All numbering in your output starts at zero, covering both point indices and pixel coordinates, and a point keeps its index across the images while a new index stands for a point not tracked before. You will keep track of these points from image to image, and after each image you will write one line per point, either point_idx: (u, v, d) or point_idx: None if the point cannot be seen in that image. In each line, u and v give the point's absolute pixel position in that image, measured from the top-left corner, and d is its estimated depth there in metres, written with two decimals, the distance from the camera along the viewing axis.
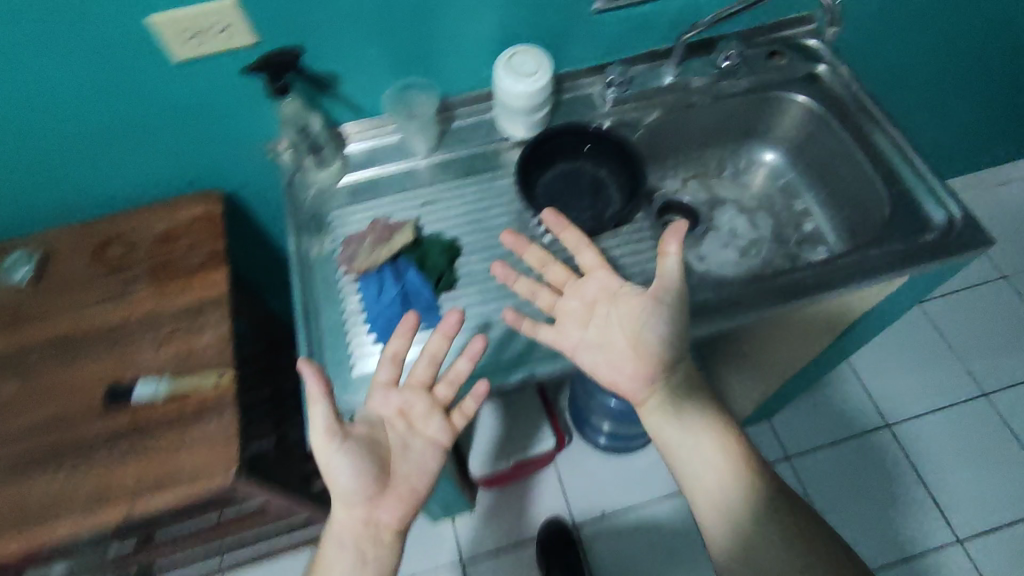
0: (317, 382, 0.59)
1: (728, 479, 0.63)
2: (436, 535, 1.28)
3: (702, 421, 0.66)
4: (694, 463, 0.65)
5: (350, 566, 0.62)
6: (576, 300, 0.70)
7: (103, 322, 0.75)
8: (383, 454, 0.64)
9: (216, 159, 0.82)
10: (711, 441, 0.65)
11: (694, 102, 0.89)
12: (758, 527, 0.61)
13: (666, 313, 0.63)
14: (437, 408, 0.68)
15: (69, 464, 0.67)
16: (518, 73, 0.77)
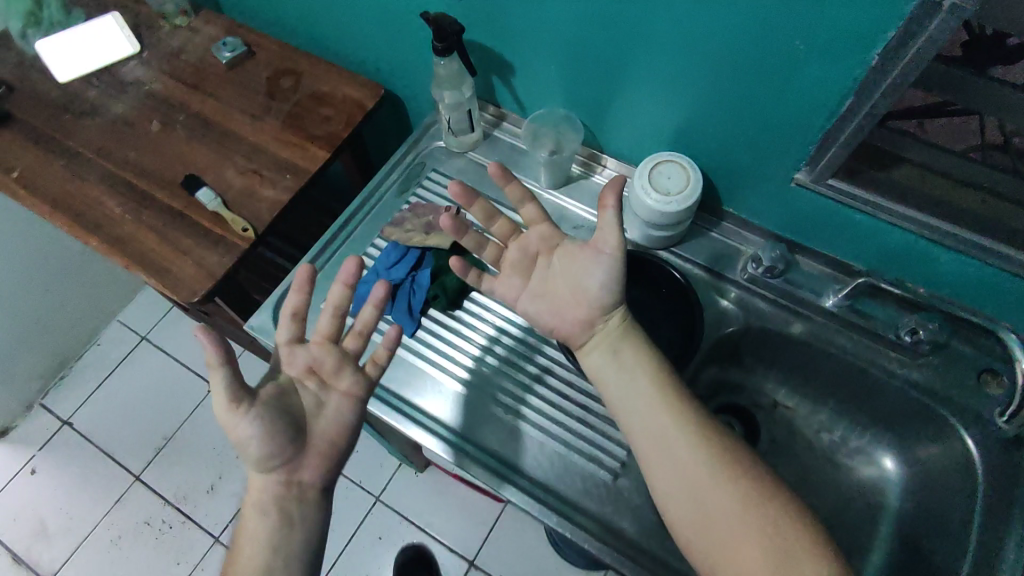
0: (212, 349, 0.52)
1: (673, 428, 0.55)
2: (375, 463, 1.43)
3: (640, 359, 0.59)
4: (641, 410, 0.57)
5: (271, 528, 0.55)
6: (518, 251, 0.64)
7: (231, 127, 0.88)
8: (298, 413, 0.58)
9: (393, 63, 0.88)
10: (654, 380, 0.58)
11: (838, 344, 0.71)
12: (713, 471, 0.53)
13: (609, 264, 0.57)
14: (348, 361, 0.62)
15: (130, 204, 0.82)
16: (658, 183, 0.68)
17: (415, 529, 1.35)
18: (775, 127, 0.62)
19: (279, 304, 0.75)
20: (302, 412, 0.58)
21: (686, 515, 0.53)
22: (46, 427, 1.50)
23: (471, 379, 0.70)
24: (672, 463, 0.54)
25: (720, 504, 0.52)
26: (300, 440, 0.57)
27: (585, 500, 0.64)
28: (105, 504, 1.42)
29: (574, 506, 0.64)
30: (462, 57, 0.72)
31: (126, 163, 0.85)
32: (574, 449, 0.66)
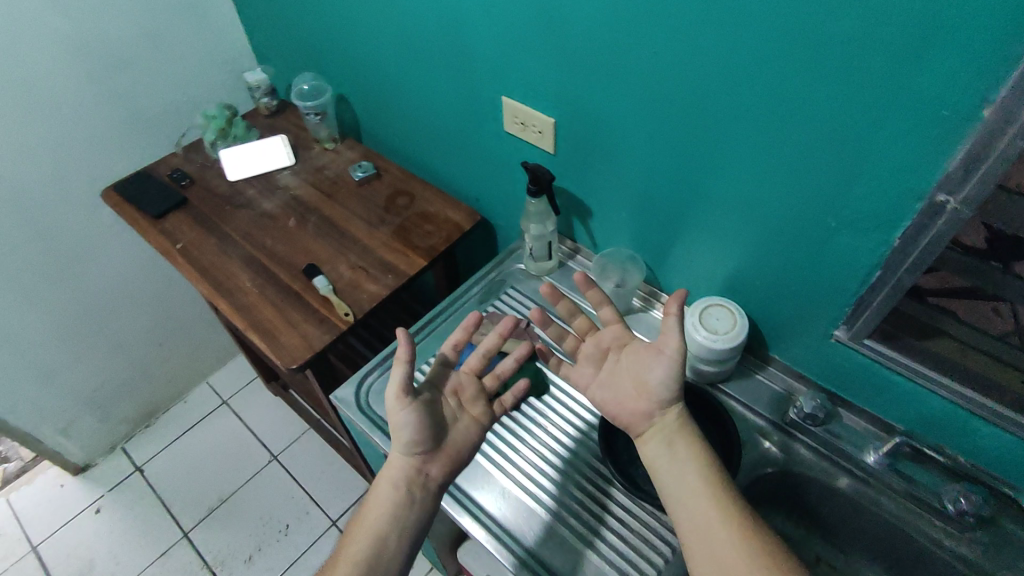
0: (405, 347, 0.65)
1: (727, 523, 0.56)
2: None
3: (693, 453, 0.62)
4: (694, 502, 0.59)
5: (394, 506, 0.65)
6: (592, 346, 0.73)
7: (351, 230, 1.06)
8: (441, 419, 0.70)
9: (491, 196, 1.05)
10: (708, 476, 0.60)
11: (881, 501, 0.73)
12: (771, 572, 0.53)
13: (668, 364, 0.63)
14: (482, 396, 0.75)
15: (259, 280, 0.99)
16: (706, 323, 0.76)
17: None
18: (814, 287, 0.70)
19: (363, 380, 0.86)
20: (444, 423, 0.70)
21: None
22: (121, 470, 1.63)
23: (520, 476, 0.76)
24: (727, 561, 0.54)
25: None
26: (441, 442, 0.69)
27: None
28: (150, 555, 1.48)
29: None
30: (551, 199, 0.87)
31: (264, 248, 1.04)
32: (612, 566, 0.69)
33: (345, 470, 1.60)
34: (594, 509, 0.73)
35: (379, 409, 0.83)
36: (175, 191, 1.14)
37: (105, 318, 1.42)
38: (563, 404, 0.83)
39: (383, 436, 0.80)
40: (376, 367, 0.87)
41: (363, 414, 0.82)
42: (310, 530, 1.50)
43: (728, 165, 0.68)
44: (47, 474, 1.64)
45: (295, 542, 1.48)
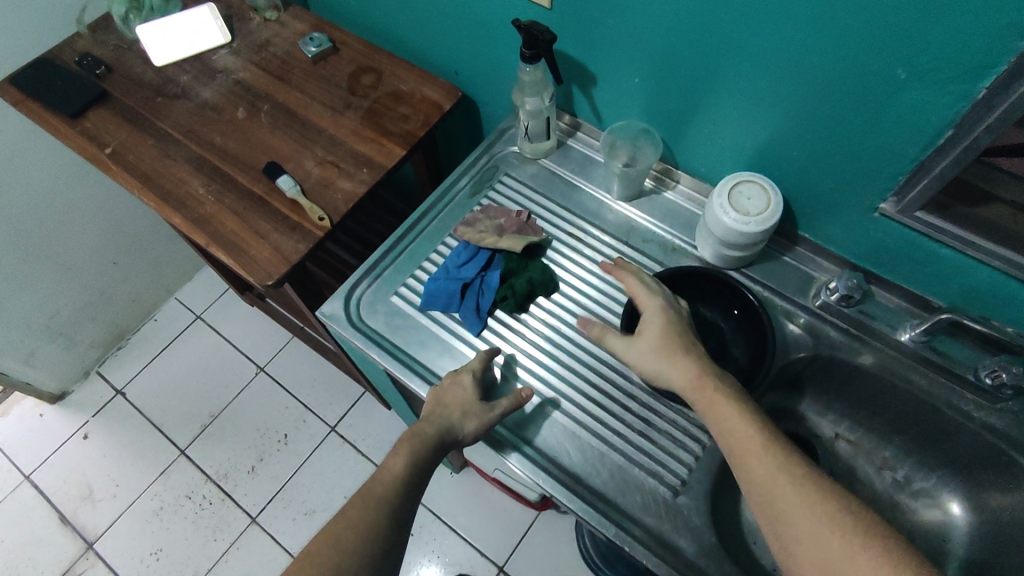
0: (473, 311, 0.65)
1: (784, 485, 0.50)
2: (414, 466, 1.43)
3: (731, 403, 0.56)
4: (754, 459, 0.52)
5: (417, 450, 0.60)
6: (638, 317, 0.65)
7: (313, 119, 0.91)
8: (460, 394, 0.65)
9: (473, 68, 0.89)
10: (753, 429, 0.53)
11: (912, 380, 0.69)
12: (843, 532, 0.47)
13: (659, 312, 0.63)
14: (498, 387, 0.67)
15: (213, 186, 0.85)
16: (737, 202, 0.67)
17: (447, 528, 1.36)
18: (865, 155, 0.61)
19: (351, 293, 0.76)
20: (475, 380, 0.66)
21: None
22: (101, 395, 1.57)
23: (537, 384, 0.71)
24: (790, 526, 0.49)
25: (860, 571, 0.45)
26: (472, 398, 0.64)
27: (637, 513, 0.64)
28: (150, 474, 1.46)
29: (628, 518, 0.63)
30: (553, 69, 0.73)
31: (213, 147, 0.89)
32: (633, 463, 0.66)
33: (338, 376, 1.56)
34: (614, 409, 0.69)
35: (374, 323, 0.75)
36: (92, 82, 0.95)
37: (44, 238, 1.27)
38: (576, 305, 0.75)
39: (381, 352, 0.72)
40: (363, 276, 0.78)
41: (355, 329, 0.74)
42: (309, 436, 1.48)
43: (776, 9, 0.55)
44: (24, 405, 1.57)
45: (297, 449, 1.47)
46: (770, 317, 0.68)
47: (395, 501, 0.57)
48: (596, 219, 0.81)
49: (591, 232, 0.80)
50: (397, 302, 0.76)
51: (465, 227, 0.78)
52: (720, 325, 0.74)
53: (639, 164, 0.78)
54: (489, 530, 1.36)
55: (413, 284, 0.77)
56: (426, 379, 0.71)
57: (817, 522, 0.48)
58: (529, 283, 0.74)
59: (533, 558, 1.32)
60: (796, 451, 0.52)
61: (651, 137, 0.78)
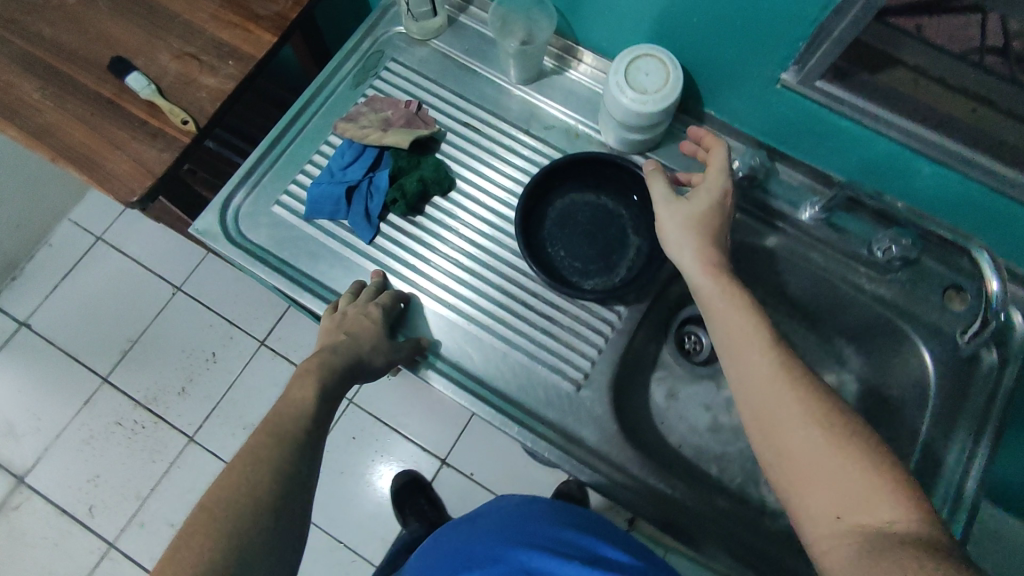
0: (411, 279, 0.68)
1: (775, 388, 0.47)
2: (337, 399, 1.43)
3: (732, 300, 0.53)
4: (749, 362, 0.49)
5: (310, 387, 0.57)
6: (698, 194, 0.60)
7: (162, 2, 0.78)
8: (365, 330, 0.61)
9: None
10: (751, 324, 0.51)
11: (809, 258, 0.69)
12: (838, 437, 0.43)
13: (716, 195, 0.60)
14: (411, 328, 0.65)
15: (49, 88, 0.73)
16: (634, 79, 0.62)
17: (387, 431, 1.39)
18: (765, 19, 0.56)
19: (226, 206, 0.69)
20: (386, 313, 0.63)
21: (791, 481, 0.45)
22: (4, 329, 1.46)
23: (435, 289, 0.68)
24: (774, 425, 0.46)
25: (837, 471, 0.42)
26: (382, 332, 0.62)
27: (540, 408, 0.64)
28: (74, 405, 1.41)
29: (532, 414, 0.64)
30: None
31: (42, 40, 0.75)
32: (536, 360, 0.65)
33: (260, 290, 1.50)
34: (515, 309, 0.67)
35: (256, 237, 0.69)
36: None
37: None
38: (475, 204, 0.71)
39: (265, 268, 0.67)
40: (238, 186, 0.70)
41: (235, 245, 0.67)
42: (239, 354, 1.45)
43: None
44: None
45: (227, 367, 1.44)
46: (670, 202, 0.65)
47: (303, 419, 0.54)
48: (494, 106, 0.75)
49: (488, 121, 0.74)
50: (279, 212, 0.69)
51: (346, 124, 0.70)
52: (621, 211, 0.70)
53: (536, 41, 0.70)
54: (431, 427, 1.39)
55: (296, 191, 0.70)
56: (317, 294, 0.67)
57: (805, 423, 0.45)
58: (420, 181, 0.68)
59: (473, 448, 1.37)
60: (789, 353, 0.49)
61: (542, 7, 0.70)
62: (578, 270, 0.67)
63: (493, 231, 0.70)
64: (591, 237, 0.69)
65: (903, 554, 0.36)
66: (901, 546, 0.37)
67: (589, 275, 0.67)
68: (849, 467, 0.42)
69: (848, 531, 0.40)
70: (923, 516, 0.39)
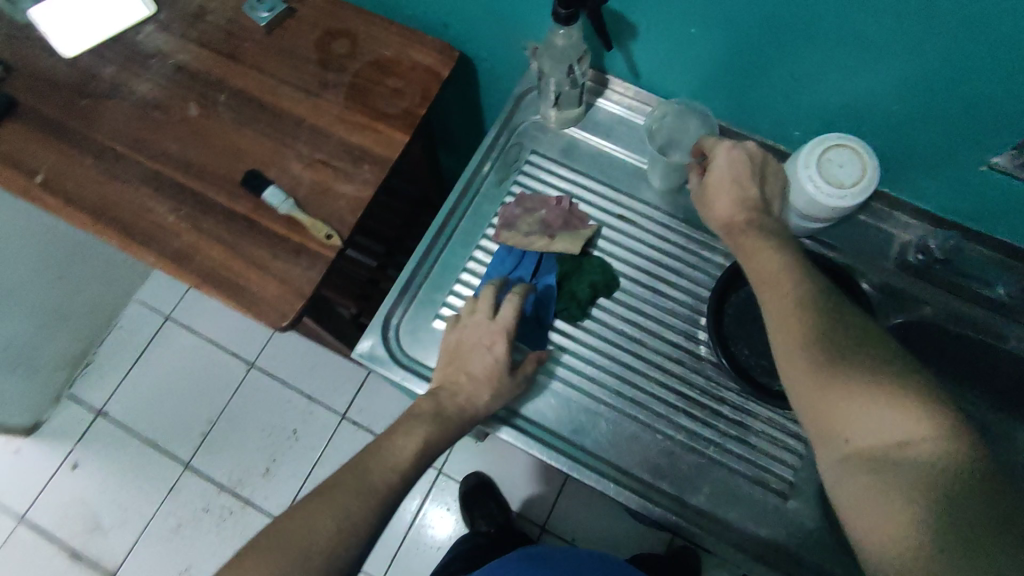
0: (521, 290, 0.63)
1: (800, 309, 0.49)
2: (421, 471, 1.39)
3: (757, 233, 0.55)
4: (777, 286, 0.51)
5: None
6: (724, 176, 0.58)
7: (285, 107, 0.75)
8: (476, 370, 0.60)
9: (472, 20, 0.74)
10: (775, 250, 0.53)
11: (1005, 337, 0.65)
12: (866, 382, 0.44)
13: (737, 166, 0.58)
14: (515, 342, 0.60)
15: (183, 209, 0.71)
16: (829, 174, 0.58)
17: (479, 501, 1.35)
18: (991, 107, 0.53)
19: (387, 325, 0.66)
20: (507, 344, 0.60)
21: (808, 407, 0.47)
22: (80, 419, 1.43)
23: (615, 398, 0.65)
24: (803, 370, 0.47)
25: (861, 391, 0.44)
26: (501, 369, 0.60)
27: (743, 522, 0.61)
28: (157, 494, 1.37)
29: (735, 528, 0.61)
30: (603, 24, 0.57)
31: (169, 158, 0.73)
32: (731, 468, 0.63)
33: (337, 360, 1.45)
34: (703, 415, 0.64)
35: (422, 356, 0.65)
36: None
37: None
38: (642, 303, 0.68)
39: None
40: (397, 302, 0.67)
41: (403, 368, 0.64)
42: (321, 428, 1.41)
43: None
44: None
45: (310, 444, 1.39)
46: (864, 297, 0.62)
47: (393, 481, 0.55)
48: (646, 195, 0.72)
49: (642, 212, 0.71)
50: (442, 327, 0.66)
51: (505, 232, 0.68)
52: None
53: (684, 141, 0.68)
54: (526, 493, 1.36)
55: (457, 303, 0.67)
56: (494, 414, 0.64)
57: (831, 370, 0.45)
58: (591, 287, 0.66)
59: (573, 513, 1.33)
60: (814, 275, 0.51)
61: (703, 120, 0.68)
62: (767, 369, 0.64)
63: (667, 331, 0.67)
64: None
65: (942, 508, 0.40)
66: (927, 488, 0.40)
67: (778, 373, 0.64)
68: (856, 372, 0.45)
69: (860, 454, 0.44)
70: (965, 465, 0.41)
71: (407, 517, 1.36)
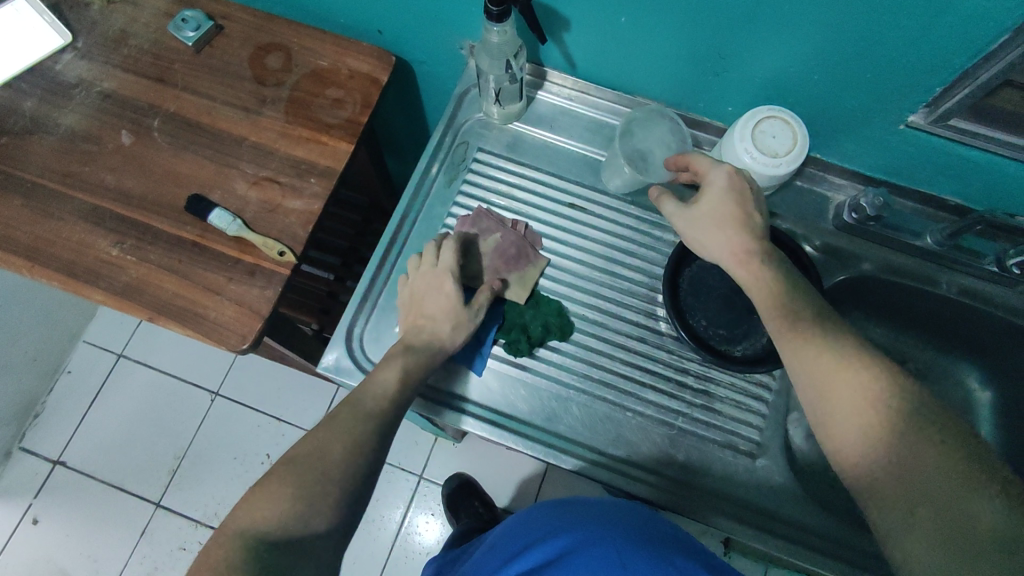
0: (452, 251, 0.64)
1: (807, 347, 0.52)
2: (403, 480, 1.39)
3: (723, 233, 0.58)
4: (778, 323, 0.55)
5: None
6: (712, 196, 0.59)
7: (224, 127, 0.74)
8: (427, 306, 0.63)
9: (406, 24, 0.74)
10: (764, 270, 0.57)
11: (936, 282, 0.70)
12: (857, 376, 0.49)
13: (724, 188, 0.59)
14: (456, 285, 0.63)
15: (127, 241, 0.68)
16: (762, 144, 0.61)
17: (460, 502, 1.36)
18: (901, 71, 0.56)
19: (350, 336, 0.65)
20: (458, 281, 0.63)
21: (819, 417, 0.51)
22: (37, 472, 1.36)
23: (584, 383, 0.66)
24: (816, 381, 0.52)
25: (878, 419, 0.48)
26: (458, 301, 0.62)
27: (718, 485, 0.64)
28: (129, 538, 1.32)
29: (711, 493, 0.63)
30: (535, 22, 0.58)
31: (106, 190, 0.70)
32: (702, 437, 0.65)
33: (304, 379, 1.43)
34: (670, 388, 0.66)
35: None
36: None
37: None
38: (600, 287, 0.69)
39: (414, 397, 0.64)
40: (358, 312, 0.67)
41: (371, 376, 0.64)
42: None
43: None
44: None
45: None
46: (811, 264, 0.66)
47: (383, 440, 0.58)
48: (593, 182, 0.74)
49: (592, 198, 0.73)
50: None
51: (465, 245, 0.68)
52: None
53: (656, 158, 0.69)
54: (510, 487, 1.37)
55: None
56: (468, 411, 0.65)
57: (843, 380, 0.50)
58: (546, 327, 0.66)
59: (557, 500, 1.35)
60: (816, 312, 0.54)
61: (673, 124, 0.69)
62: (722, 337, 0.67)
63: (627, 311, 0.69)
64: (726, 302, 0.68)
65: (944, 491, 0.44)
66: (940, 485, 0.44)
67: (735, 339, 0.67)
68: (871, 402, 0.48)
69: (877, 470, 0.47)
70: (953, 448, 0.45)
71: (392, 527, 1.35)
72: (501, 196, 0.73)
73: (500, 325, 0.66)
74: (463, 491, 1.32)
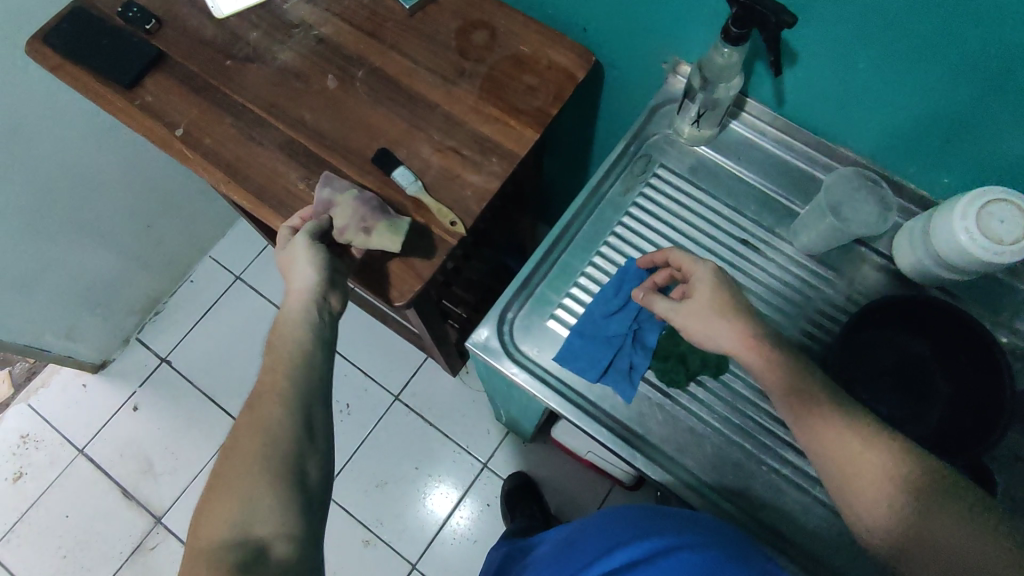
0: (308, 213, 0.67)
1: (844, 443, 0.49)
2: (467, 462, 1.40)
3: (733, 329, 0.55)
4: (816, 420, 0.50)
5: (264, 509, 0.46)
6: (701, 289, 0.57)
7: (420, 90, 0.76)
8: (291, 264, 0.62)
9: (617, 27, 0.74)
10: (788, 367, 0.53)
11: None
12: (904, 474, 0.47)
13: (707, 279, 0.57)
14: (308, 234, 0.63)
15: (313, 178, 0.72)
16: (989, 229, 0.56)
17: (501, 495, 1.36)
18: None
19: (503, 319, 0.67)
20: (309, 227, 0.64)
21: (879, 521, 0.47)
22: (145, 364, 1.47)
23: (724, 424, 0.64)
24: (879, 497, 0.47)
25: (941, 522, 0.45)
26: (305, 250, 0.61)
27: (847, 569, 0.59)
28: (209, 446, 1.40)
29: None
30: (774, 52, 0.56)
31: (303, 126, 0.74)
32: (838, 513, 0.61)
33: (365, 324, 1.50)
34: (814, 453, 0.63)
35: (533, 354, 0.67)
36: (141, 39, 0.78)
37: (58, 195, 1.13)
38: None
39: (554, 394, 0.65)
40: (514, 299, 0.68)
41: (515, 362, 0.66)
42: (373, 407, 1.45)
43: None
44: (63, 373, 1.47)
45: (362, 420, 1.44)
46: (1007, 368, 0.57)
47: None
48: (772, 222, 0.71)
49: (766, 240, 0.71)
50: (556, 328, 0.67)
51: (321, 203, 0.68)
52: (931, 368, 0.63)
53: (847, 216, 0.65)
54: (570, 499, 1.36)
55: (571, 305, 0.68)
56: (599, 422, 0.64)
57: (900, 482, 0.47)
58: (703, 360, 0.62)
59: None
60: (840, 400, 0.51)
61: (877, 190, 0.66)
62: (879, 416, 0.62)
63: None
64: (890, 380, 0.63)
65: None
66: None
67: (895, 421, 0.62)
68: (927, 508, 0.46)
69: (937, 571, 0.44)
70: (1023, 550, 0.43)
71: (446, 504, 1.37)
72: (673, 216, 0.71)
73: (649, 353, 0.65)
74: (523, 489, 1.32)
